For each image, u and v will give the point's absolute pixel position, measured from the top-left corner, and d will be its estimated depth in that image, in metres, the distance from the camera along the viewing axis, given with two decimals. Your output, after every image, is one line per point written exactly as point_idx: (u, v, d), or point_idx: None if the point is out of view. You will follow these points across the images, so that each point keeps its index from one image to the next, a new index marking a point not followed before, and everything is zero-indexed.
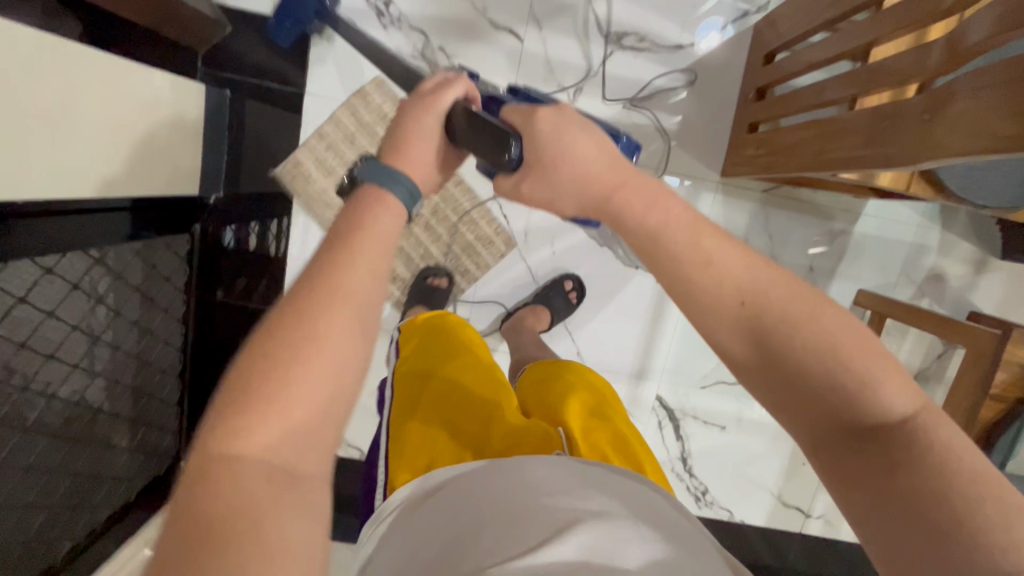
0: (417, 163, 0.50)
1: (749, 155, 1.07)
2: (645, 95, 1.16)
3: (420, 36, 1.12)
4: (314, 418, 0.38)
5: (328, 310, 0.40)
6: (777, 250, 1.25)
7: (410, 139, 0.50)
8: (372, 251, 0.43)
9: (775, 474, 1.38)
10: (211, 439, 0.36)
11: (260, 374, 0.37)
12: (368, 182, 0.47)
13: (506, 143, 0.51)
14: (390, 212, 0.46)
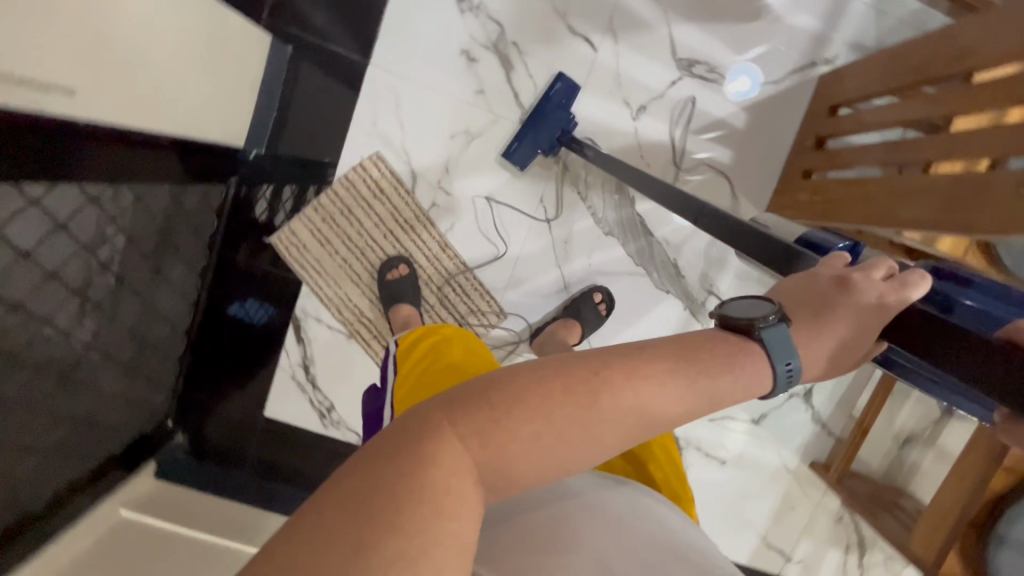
0: (817, 352, 0.41)
1: (801, 201, 1.08)
2: (705, 126, 1.17)
3: (496, 28, 1.11)
4: (547, 473, 0.35)
5: (639, 411, 0.36)
6: None
7: (834, 332, 0.41)
8: (711, 370, 0.38)
9: (764, 514, 1.40)
10: (469, 409, 0.35)
11: (539, 409, 0.35)
12: (757, 343, 0.40)
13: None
14: (749, 378, 0.39)
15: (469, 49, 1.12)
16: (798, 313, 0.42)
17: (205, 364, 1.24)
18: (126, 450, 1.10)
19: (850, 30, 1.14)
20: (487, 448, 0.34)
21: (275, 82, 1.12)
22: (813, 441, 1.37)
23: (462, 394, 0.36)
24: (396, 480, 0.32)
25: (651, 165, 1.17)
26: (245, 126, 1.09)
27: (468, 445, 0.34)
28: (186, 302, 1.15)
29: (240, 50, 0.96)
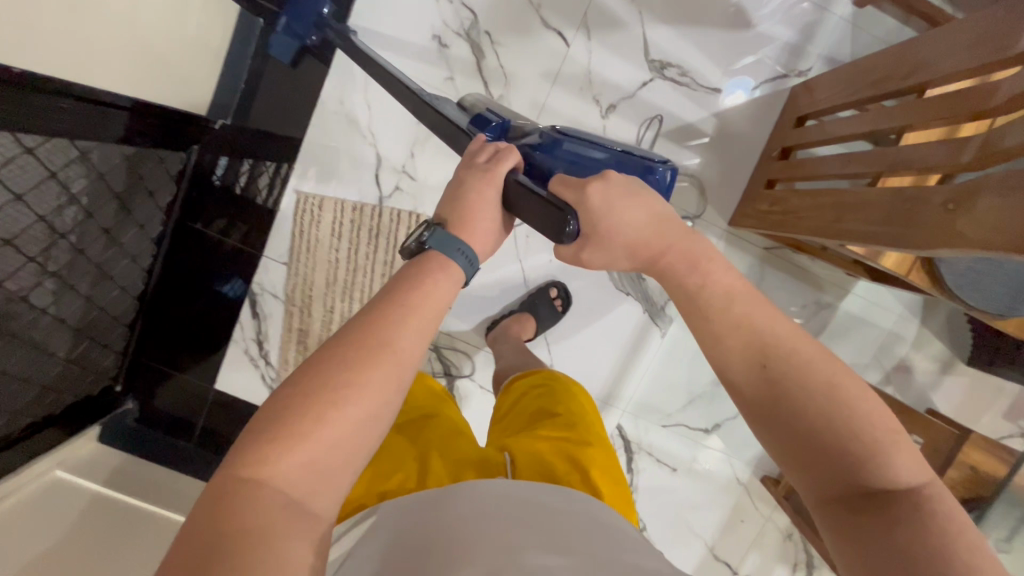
0: (478, 234, 0.57)
1: (762, 210, 1.08)
2: (678, 129, 1.17)
3: (471, 16, 1.11)
4: (344, 447, 0.44)
5: (375, 364, 0.46)
6: None
7: (467, 203, 0.56)
8: (420, 319, 0.49)
9: (712, 526, 1.39)
10: (263, 436, 0.42)
11: (310, 402, 0.43)
12: (431, 250, 0.54)
13: (564, 218, 0.52)
14: (447, 281, 0.53)
15: (441, 34, 1.12)
16: (451, 224, 0.56)
17: (158, 332, 1.24)
18: (67, 411, 1.10)
19: (825, 43, 1.14)
20: (288, 452, 0.41)
21: (244, 54, 1.11)
22: (766, 455, 1.36)
23: (249, 431, 0.43)
24: (228, 516, 0.38)
25: None
26: (205, 94, 1.08)
27: (279, 458, 0.41)
28: (140, 267, 1.15)
29: (202, 16, 0.96)
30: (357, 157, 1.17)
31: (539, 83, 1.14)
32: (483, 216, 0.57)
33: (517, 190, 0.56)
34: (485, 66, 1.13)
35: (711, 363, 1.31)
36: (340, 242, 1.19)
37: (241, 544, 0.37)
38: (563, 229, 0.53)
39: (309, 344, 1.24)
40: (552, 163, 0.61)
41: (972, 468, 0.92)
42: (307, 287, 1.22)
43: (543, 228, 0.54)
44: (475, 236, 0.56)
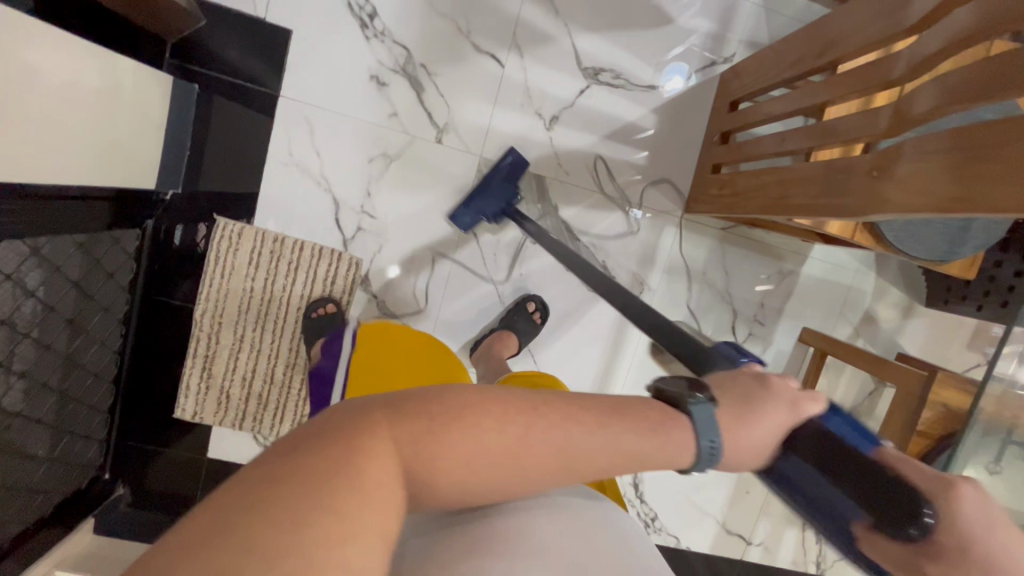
0: (743, 436, 0.38)
1: (713, 194, 1.12)
2: (623, 131, 1.21)
3: (403, 52, 1.13)
4: (443, 490, 0.34)
5: (524, 424, 0.36)
6: (731, 284, 1.32)
7: (756, 412, 0.39)
8: (662, 427, 0.39)
9: (720, 502, 1.42)
10: (387, 412, 0.35)
11: (456, 425, 0.35)
12: (703, 389, 0.41)
13: (911, 508, 0.31)
14: (680, 420, 0.40)
15: (378, 74, 1.13)
16: (726, 414, 0.40)
17: (140, 411, 1.22)
18: (59, 510, 1.07)
19: (743, 29, 1.20)
20: (412, 456, 0.34)
21: (184, 121, 1.11)
22: None
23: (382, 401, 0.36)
24: (317, 460, 0.31)
25: (569, 172, 1.21)
26: (156, 167, 1.07)
27: (402, 448, 0.34)
28: (110, 351, 1.13)
29: (137, 93, 0.96)
30: (314, 205, 1.18)
31: (481, 107, 1.16)
32: (764, 408, 0.39)
33: (811, 440, 0.36)
34: (427, 98, 1.15)
35: None
36: (258, 269, 1.17)
37: (323, 504, 0.30)
38: (914, 525, 0.31)
39: (215, 373, 1.19)
40: (845, 421, 0.37)
41: (945, 405, 0.97)
42: (218, 314, 1.17)
43: (866, 509, 0.32)
44: (731, 434, 0.38)
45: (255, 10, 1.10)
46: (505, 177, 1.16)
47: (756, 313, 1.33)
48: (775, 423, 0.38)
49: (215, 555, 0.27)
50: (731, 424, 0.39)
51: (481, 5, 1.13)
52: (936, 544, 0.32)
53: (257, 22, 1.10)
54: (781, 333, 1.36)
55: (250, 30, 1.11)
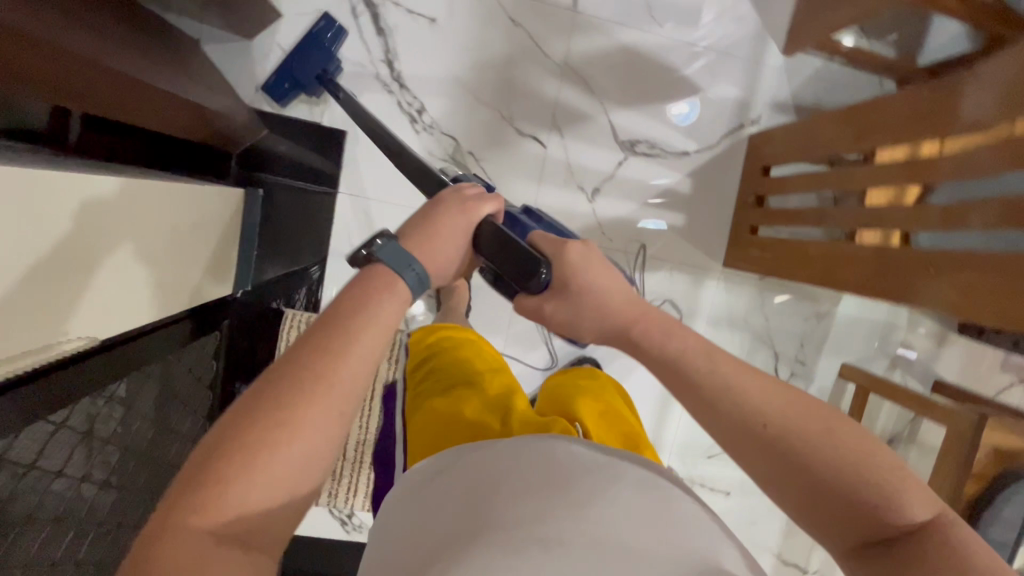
0: (435, 253, 0.55)
1: (753, 256, 1.19)
2: (660, 196, 1.28)
3: (452, 142, 1.20)
4: (299, 466, 0.42)
5: (313, 399, 0.43)
6: (772, 328, 1.38)
7: (437, 226, 0.55)
8: (361, 355, 0.46)
9: (775, 534, 1.48)
10: (229, 438, 0.41)
11: (255, 443, 0.41)
12: (379, 267, 0.51)
13: (537, 268, 0.56)
14: (388, 309, 0.49)
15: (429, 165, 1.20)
16: (413, 236, 0.55)
17: None
18: None
19: (768, 92, 1.26)
20: (253, 465, 0.40)
21: (253, 224, 1.18)
22: None
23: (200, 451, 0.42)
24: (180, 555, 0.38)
25: (612, 238, 1.28)
26: (232, 272, 1.14)
27: (236, 489, 0.40)
28: None
29: (217, 214, 1.03)
30: None
31: (527, 185, 1.23)
32: (395, 286, 0.50)
33: (491, 231, 0.57)
34: None
35: None
36: None
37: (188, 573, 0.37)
38: (535, 279, 0.56)
39: None
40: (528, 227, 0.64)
41: (996, 446, 1.03)
42: None
43: (512, 266, 0.56)
44: (423, 251, 0.54)
45: (313, 118, 1.17)
46: (322, 39, 1.09)
47: (797, 353, 1.40)
48: (465, 233, 0.57)
49: None
50: (418, 244, 0.54)
51: (521, 93, 1.20)
52: (552, 288, 0.57)
53: (315, 127, 1.17)
54: (822, 369, 1.42)
55: (308, 134, 1.17)
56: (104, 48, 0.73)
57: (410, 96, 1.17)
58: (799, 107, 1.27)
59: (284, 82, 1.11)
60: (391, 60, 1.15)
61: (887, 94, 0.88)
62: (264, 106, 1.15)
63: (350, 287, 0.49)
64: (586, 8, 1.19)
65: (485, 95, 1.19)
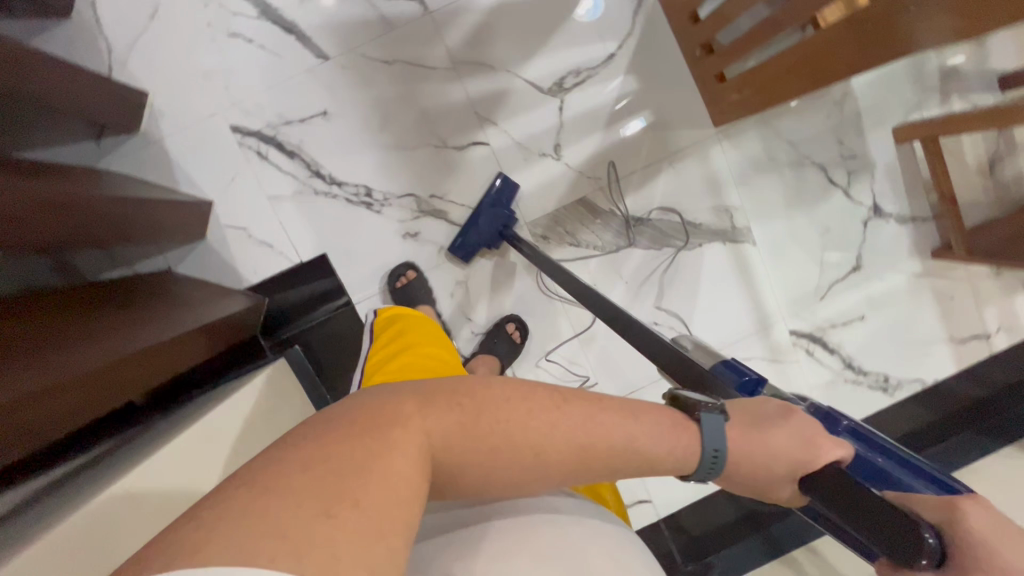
0: (756, 443, 0.49)
1: (735, 100, 1.11)
2: (616, 108, 1.21)
3: (413, 197, 1.20)
4: (499, 459, 0.39)
5: (562, 418, 0.42)
6: (801, 146, 1.28)
7: (775, 421, 0.51)
8: (676, 434, 0.47)
9: (934, 322, 1.36)
10: (452, 399, 0.39)
11: (464, 409, 0.39)
12: (704, 411, 0.51)
13: (917, 540, 0.37)
14: (686, 434, 0.48)
15: (408, 230, 1.21)
16: (743, 417, 0.52)
17: None
18: None
19: None
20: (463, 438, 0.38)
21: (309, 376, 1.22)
22: (917, 235, 1.33)
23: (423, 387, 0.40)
24: (347, 445, 0.34)
25: (601, 175, 1.23)
26: None
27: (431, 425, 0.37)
28: None
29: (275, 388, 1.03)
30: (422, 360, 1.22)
31: (496, 187, 1.21)
32: (668, 419, 0.48)
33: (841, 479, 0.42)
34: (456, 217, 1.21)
35: (809, 220, 1.30)
36: None
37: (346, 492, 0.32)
38: (922, 552, 0.36)
39: None
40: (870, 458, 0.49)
41: None
42: None
43: (876, 539, 0.38)
44: (740, 442, 0.50)
45: (293, 260, 1.20)
46: (499, 200, 1.18)
47: (841, 152, 1.28)
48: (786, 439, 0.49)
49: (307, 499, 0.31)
50: (743, 434, 0.50)
51: (437, 116, 1.18)
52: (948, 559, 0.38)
53: (300, 267, 1.20)
54: (876, 147, 1.29)
55: (299, 276, 1.21)
56: (94, 343, 0.74)
57: (352, 187, 1.19)
58: None
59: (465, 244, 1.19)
60: (317, 169, 1.17)
61: None
62: (252, 279, 1.20)
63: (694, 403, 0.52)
64: (437, 2, 1.14)
65: (408, 140, 1.18)
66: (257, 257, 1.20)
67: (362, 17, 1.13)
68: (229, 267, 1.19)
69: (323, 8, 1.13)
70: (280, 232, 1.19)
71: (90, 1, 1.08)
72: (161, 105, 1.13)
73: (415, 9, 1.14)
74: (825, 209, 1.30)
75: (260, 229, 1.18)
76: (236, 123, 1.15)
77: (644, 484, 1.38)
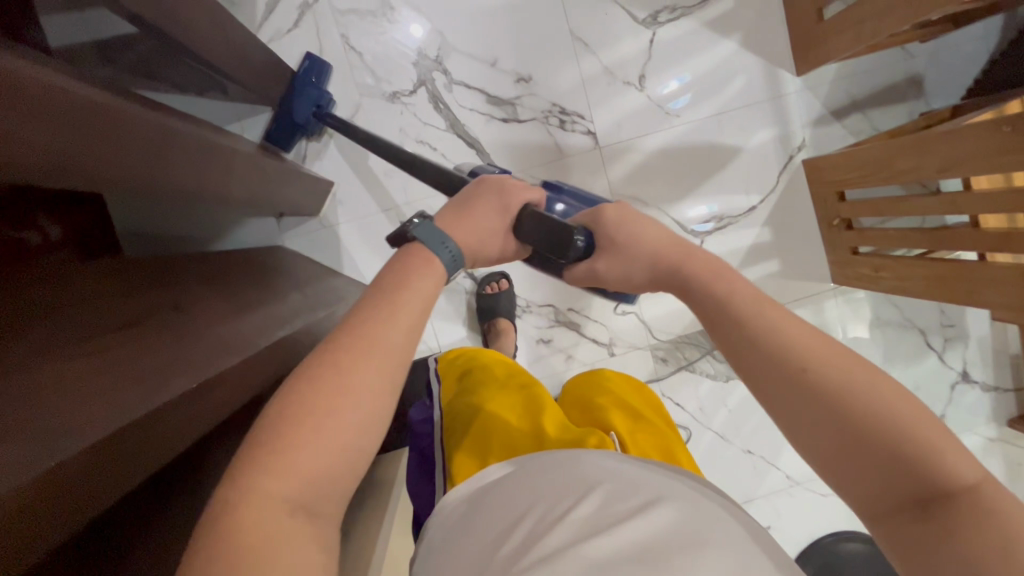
0: (467, 230, 0.59)
1: (866, 275, 1.21)
2: (747, 253, 1.31)
3: (552, 308, 1.30)
4: (332, 450, 0.44)
5: (360, 368, 0.47)
6: (905, 309, 1.38)
7: (472, 206, 0.61)
8: (398, 332, 0.50)
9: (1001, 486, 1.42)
10: (264, 449, 0.42)
11: (291, 434, 0.43)
12: (417, 243, 0.56)
13: (574, 234, 0.57)
14: (427, 271, 0.55)
15: (542, 336, 1.30)
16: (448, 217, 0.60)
17: None
18: None
19: (801, 116, 1.28)
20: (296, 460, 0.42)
21: None
22: (996, 405, 1.42)
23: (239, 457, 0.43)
24: (223, 567, 0.37)
25: None
26: None
27: (265, 476, 0.41)
28: None
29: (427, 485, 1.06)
30: None
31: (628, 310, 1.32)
32: (412, 282, 0.53)
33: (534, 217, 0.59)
34: (588, 331, 1.31)
35: (902, 376, 1.40)
36: None
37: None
38: (575, 248, 0.58)
39: None
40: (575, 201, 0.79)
41: None
42: None
43: (554, 244, 0.58)
44: (462, 238, 0.58)
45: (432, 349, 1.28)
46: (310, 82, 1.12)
47: (941, 320, 1.39)
48: (500, 219, 0.61)
49: None
50: (457, 225, 0.59)
51: None
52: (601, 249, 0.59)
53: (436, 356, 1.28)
54: (972, 321, 1.40)
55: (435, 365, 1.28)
56: None
57: None
58: (837, 113, 1.28)
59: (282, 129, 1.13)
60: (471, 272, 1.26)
61: (960, 126, 0.91)
62: None
63: (388, 267, 0.55)
64: (608, 139, 1.24)
65: None
66: None
67: (539, 142, 1.23)
68: None
69: (505, 129, 1.22)
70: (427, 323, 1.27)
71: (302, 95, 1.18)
72: (342, 194, 1.22)
73: (587, 142, 1.24)
74: (917, 368, 1.40)
75: None
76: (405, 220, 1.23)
77: None
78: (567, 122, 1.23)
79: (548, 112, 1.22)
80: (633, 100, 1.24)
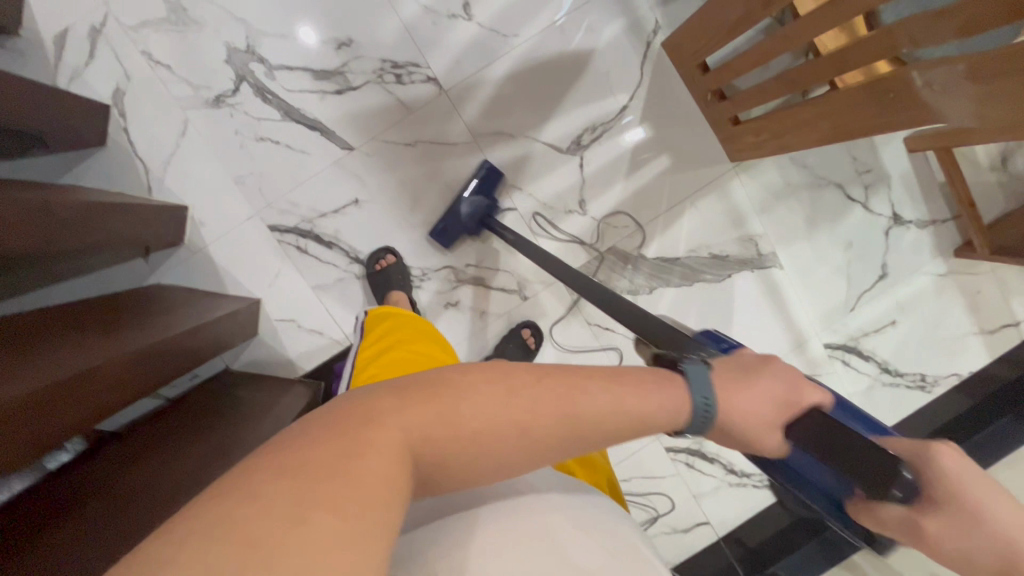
0: (744, 406, 0.45)
1: (751, 141, 1.14)
2: (633, 155, 1.25)
3: (450, 268, 1.25)
4: (473, 439, 0.37)
5: (552, 395, 0.40)
6: (815, 167, 1.31)
7: (756, 380, 0.46)
8: (664, 392, 0.43)
9: (964, 317, 1.35)
10: (412, 394, 0.38)
11: (454, 392, 0.38)
12: (699, 359, 0.48)
13: (893, 469, 0.38)
14: (687, 386, 0.45)
15: (448, 300, 1.25)
16: (725, 369, 0.48)
17: None
18: None
19: None
20: (432, 426, 0.36)
21: None
22: (937, 238, 1.35)
23: (363, 395, 0.38)
24: (315, 455, 0.32)
25: (629, 223, 1.27)
26: None
27: (384, 425, 0.35)
28: None
29: None
30: None
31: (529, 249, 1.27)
32: (668, 390, 0.44)
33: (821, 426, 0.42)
34: (494, 281, 1.26)
35: (832, 236, 1.34)
36: None
37: (315, 508, 0.30)
38: (893, 486, 0.37)
39: None
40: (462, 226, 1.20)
41: None
42: None
43: (840, 463, 0.39)
44: (730, 398, 0.45)
45: (340, 343, 1.22)
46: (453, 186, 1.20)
47: (857, 167, 1.32)
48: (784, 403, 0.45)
49: (248, 525, 0.28)
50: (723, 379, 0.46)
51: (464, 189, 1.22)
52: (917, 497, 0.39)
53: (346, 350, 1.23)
54: (889, 159, 1.32)
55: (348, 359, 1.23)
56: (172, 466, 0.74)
57: None
58: None
59: (453, 228, 1.19)
60: (356, 255, 1.22)
61: None
62: (305, 367, 1.21)
63: (641, 370, 0.45)
64: (452, 80, 1.18)
65: (439, 214, 1.22)
66: (307, 345, 1.21)
67: (382, 104, 1.17)
68: (279, 359, 1.21)
69: (343, 101, 1.16)
70: (328, 320, 1.22)
71: (123, 126, 1.12)
72: (199, 214, 1.17)
73: (431, 90, 1.17)
74: (845, 224, 1.34)
75: (308, 319, 1.21)
76: (272, 223, 1.18)
77: (699, 508, 1.38)
78: (403, 75, 1.16)
79: (380, 71, 1.16)
80: (466, 31, 1.16)
